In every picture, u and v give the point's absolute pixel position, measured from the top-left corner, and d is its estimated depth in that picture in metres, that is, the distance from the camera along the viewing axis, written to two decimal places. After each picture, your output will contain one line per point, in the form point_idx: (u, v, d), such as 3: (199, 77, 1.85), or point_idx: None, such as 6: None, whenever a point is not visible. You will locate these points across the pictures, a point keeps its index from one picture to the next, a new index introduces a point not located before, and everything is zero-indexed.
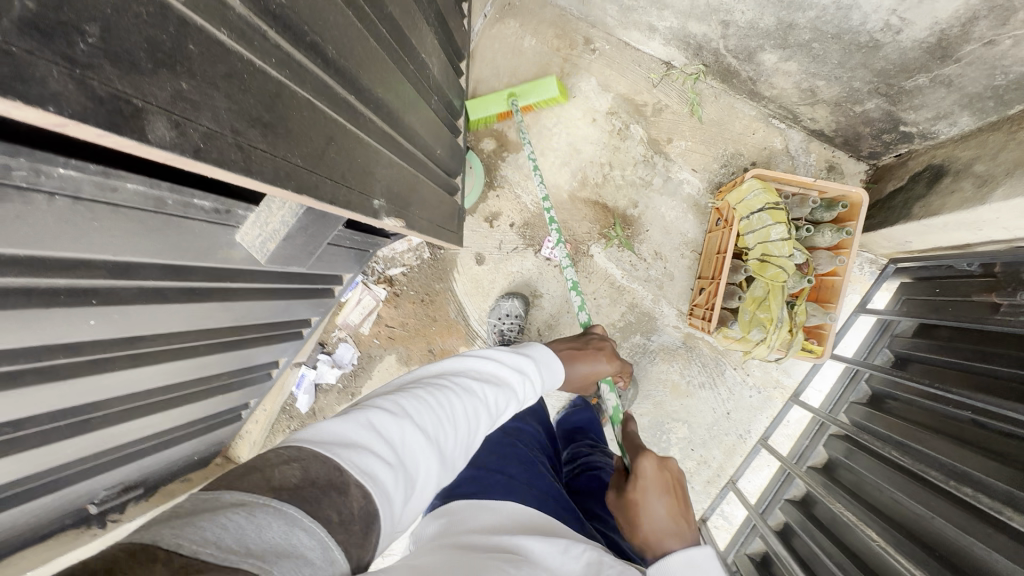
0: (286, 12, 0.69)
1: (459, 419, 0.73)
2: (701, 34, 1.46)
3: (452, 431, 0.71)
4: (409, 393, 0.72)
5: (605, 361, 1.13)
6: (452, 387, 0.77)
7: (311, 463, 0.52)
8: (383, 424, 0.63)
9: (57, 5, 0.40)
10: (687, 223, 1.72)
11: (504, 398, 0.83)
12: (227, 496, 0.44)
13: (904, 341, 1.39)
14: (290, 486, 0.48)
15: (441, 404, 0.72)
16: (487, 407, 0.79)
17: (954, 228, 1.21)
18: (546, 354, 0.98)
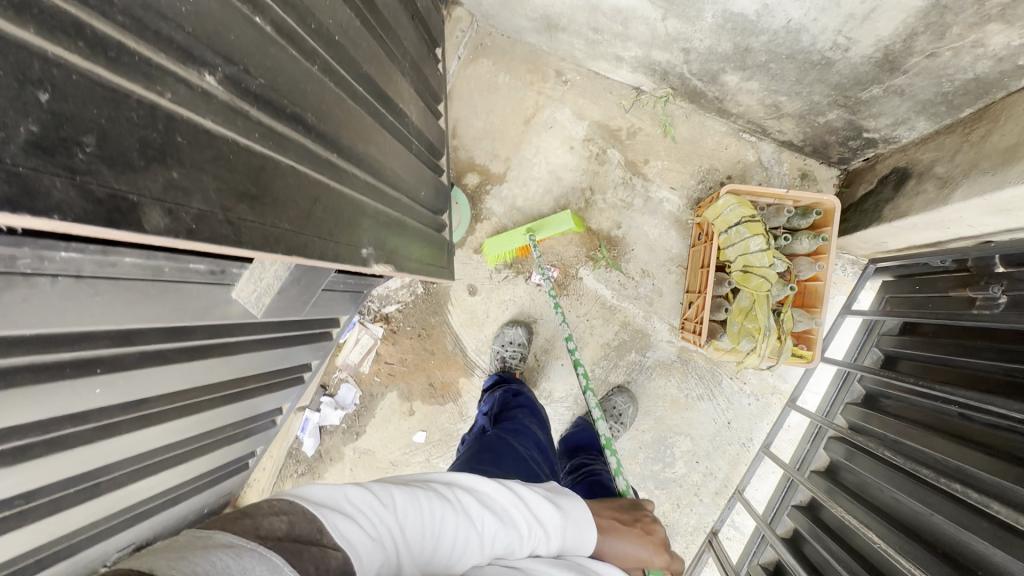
0: (266, 90, 0.74)
1: (444, 533, 0.73)
2: (665, 61, 1.53)
3: (433, 542, 0.72)
4: (410, 488, 0.78)
5: (651, 549, 0.87)
6: (454, 502, 0.78)
7: (298, 518, 0.63)
8: (367, 508, 0.71)
9: (57, 124, 0.44)
10: (670, 239, 1.77)
11: (507, 536, 0.76)
12: (220, 537, 0.54)
13: (891, 339, 1.42)
14: (275, 536, 0.59)
15: (431, 509, 0.75)
16: (482, 542, 0.75)
17: (924, 227, 1.25)
18: (579, 512, 0.85)
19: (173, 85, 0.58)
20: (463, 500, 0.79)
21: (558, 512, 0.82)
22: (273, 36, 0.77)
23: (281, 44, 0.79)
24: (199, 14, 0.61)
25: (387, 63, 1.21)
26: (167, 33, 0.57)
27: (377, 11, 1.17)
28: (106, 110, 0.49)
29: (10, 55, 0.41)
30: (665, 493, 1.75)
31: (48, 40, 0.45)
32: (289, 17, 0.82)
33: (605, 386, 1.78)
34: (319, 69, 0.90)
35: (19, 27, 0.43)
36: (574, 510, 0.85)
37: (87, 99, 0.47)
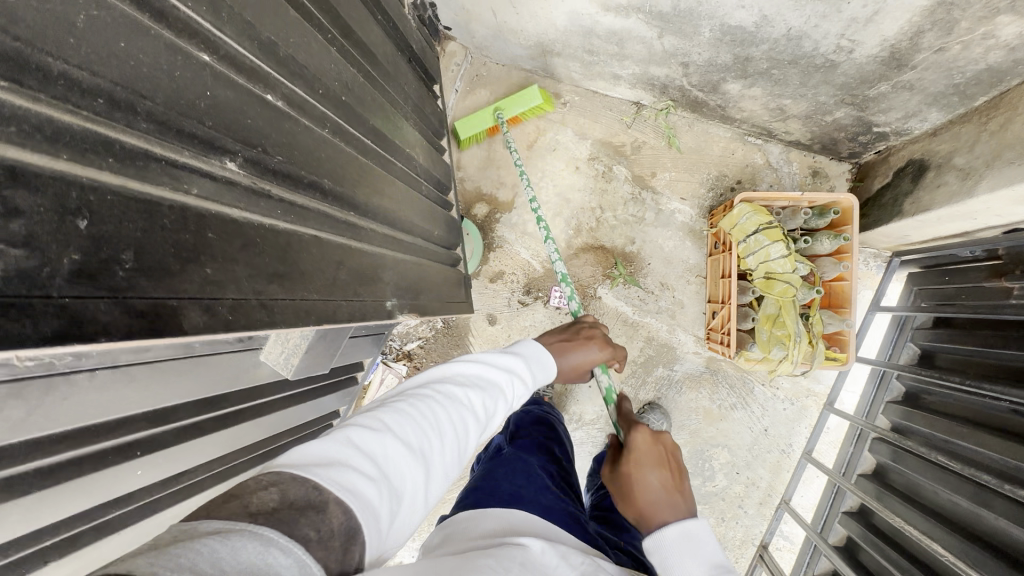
0: (284, 166, 0.74)
1: (445, 426, 0.69)
2: (664, 75, 1.53)
3: (438, 439, 0.67)
4: (390, 405, 0.68)
5: (598, 350, 1.08)
6: (436, 395, 0.73)
7: (289, 485, 0.48)
8: (362, 440, 0.59)
9: (97, 247, 0.45)
10: (686, 250, 1.75)
11: (493, 401, 0.79)
12: (206, 526, 0.39)
13: (926, 333, 1.39)
14: (267, 510, 0.43)
15: (424, 415, 0.68)
16: (476, 414, 0.75)
17: (949, 219, 1.23)
18: (536, 348, 0.95)
19: (199, 180, 0.58)
20: (442, 389, 0.74)
21: (524, 357, 0.90)
22: (285, 110, 0.77)
23: (293, 115, 0.79)
24: (218, 105, 0.62)
25: (392, 111, 1.22)
26: (192, 129, 0.58)
27: (376, 62, 1.18)
28: (140, 222, 0.49)
29: (50, 190, 0.42)
30: (708, 507, 1.71)
31: (82, 165, 0.45)
32: (298, 88, 0.82)
33: (635, 404, 1.75)
34: (329, 132, 0.91)
35: (54, 158, 0.43)
36: (534, 349, 0.95)
37: (123, 216, 0.47)
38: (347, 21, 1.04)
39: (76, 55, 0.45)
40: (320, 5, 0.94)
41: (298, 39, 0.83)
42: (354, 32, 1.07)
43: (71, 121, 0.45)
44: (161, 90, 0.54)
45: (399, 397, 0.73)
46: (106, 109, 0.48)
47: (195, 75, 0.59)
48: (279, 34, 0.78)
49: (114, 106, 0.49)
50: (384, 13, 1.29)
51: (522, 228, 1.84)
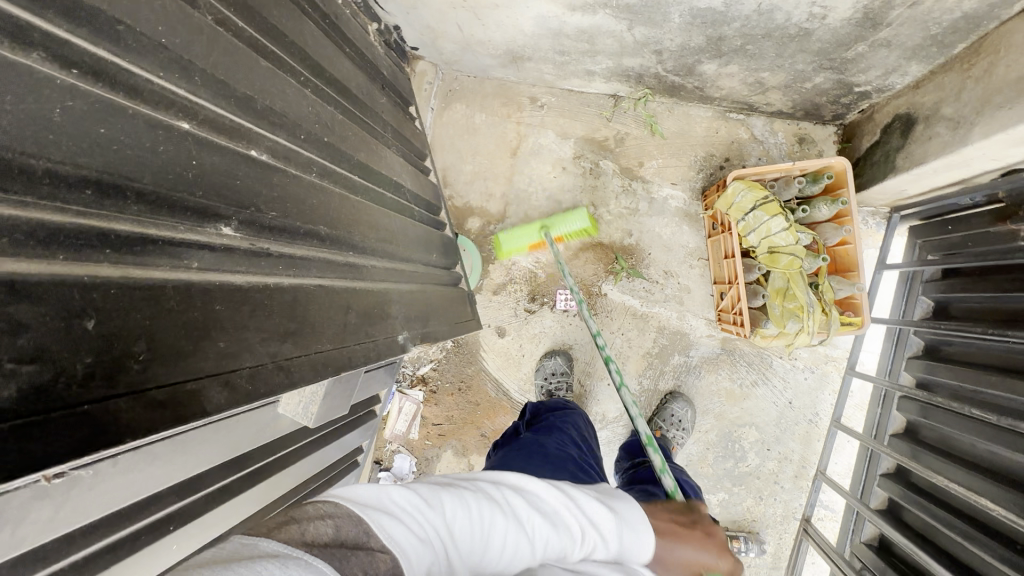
0: (280, 220, 0.73)
1: (501, 537, 0.60)
2: (638, 65, 1.52)
3: (489, 547, 0.59)
4: (456, 489, 0.63)
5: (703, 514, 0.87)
6: (506, 497, 0.65)
7: (345, 522, 0.50)
8: (419, 510, 0.57)
9: (108, 345, 0.43)
10: (684, 234, 1.74)
11: (564, 544, 0.63)
12: (266, 547, 0.43)
13: (936, 285, 1.39)
14: (321, 542, 0.46)
15: (481, 514, 0.60)
16: (535, 550, 0.61)
17: (946, 170, 1.22)
18: (636, 517, 0.72)
19: (197, 252, 0.57)
20: (516, 501, 0.65)
21: (614, 516, 0.69)
22: (271, 163, 0.76)
23: (279, 167, 0.78)
24: (205, 172, 0.60)
25: (374, 143, 1.20)
26: (184, 202, 0.56)
27: (351, 95, 1.16)
28: (147, 309, 0.48)
29: (52, 297, 0.40)
30: (745, 488, 1.70)
31: (80, 262, 0.44)
32: (280, 138, 0.81)
33: (656, 396, 1.74)
34: (317, 175, 0.89)
35: (50, 262, 0.42)
36: (631, 516, 0.72)
37: (129, 307, 0.46)
38: (316, 61, 1.03)
39: (57, 151, 0.44)
40: (288, 49, 0.92)
41: (272, 88, 0.82)
42: (325, 71, 1.05)
43: (62, 220, 0.43)
44: (147, 170, 0.52)
45: (471, 483, 0.67)
46: (95, 199, 0.46)
47: (178, 146, 0.57)
48: (253, 87, 0.76)
49: (103, 194, 0.47)
50: (351, 45, 1.27)
51: None
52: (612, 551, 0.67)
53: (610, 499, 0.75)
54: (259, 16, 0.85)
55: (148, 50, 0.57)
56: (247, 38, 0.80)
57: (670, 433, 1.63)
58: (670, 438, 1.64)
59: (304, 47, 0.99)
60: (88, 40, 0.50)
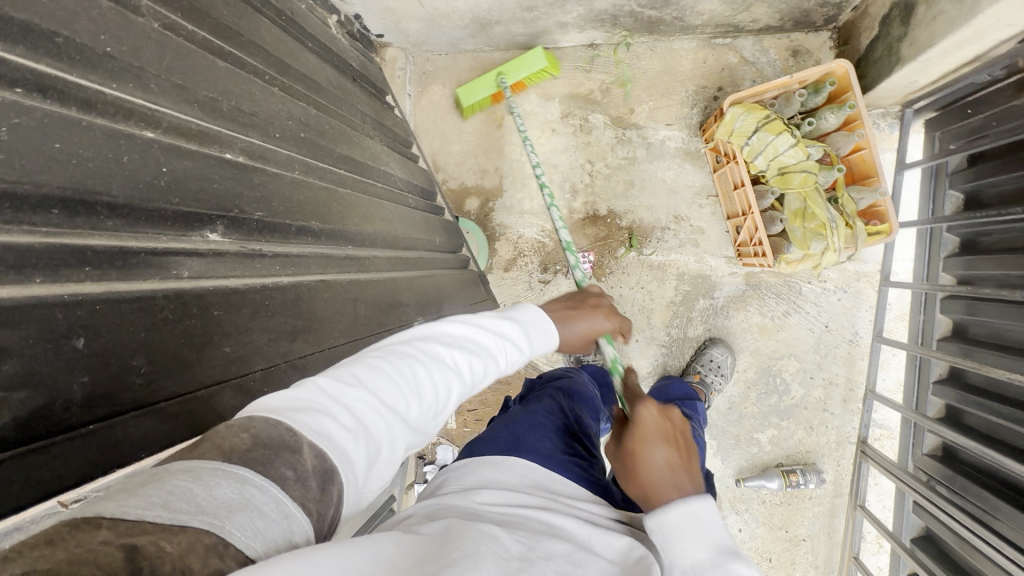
0: (268, 220, 0.70)
1: (427, 383, 0.57)
2: (611, 5, 1.45)
3: (417, 398, 0.55)
4: (367, 360, 0.56)
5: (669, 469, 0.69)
6: (417, 355, 0.60)
7: (263, 426, 0.40)
8: (337, 394, 0.48)
9: (104, 362, 0.41)
10: (689, 174, 1.68)
11: (482, 367, 0.66)
12: (176, 466, 0.35)
13: (964, 176, 1.31)
14: (241, 449, 0.37)
15: (403, 374, 0.55)
16: (462, 377, 0.62)
17: (957, 48, 1.14)
18: (534, 316, 0.77)
19: (186, 261, 0.55)
20: (426, 348, 0.61)
21: (515, 323, 0.73)
22: (248, 164, 0.73)
23: (258, 167, 0.76)
24: (178, 178, 0.58)
25: (354, 134, 1.17)
26: (161, 211, 0.54)
27: (322, 90, 1.13)
28: (142, 322, 0.45)
29: (36, 320, 0.38)
30: (794, 421, 1.66)
31: (59, 282, 0.42)
32: (254, 138, 0.78)
33: (688, 343, 1.69)
34: (300, 172, 0.87)
35: (28, 285, 0.40)
36: (526, 318, 0.77)
37: (119, 320, 0.43)
38: (280, 59, 0.99)
39: (15, 172, 0.41)
40: (248, 49, 0.89)
41: (238, 89, 0.79)
42: (291, 67, 1.02)
43: (36, 243, 0.41)
44: (115, 182, 0.49)
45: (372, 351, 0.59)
46: (64, 218, 0.44)
47: (144, 154, 0.55)
48: (216, 89, 0.74)
49: (72, 212, 0.45)
50: (313, 40, 1.24)
51: (519, 209, 1.79)
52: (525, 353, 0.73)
53: (505, 312, 0.76)
54: (209, 17, 0.82)
55: (97, 60, 0.55)
56: (202, 41, 0.77)
57: (708, 377, 1.59)
58: (709, 383, 1.59)
59: (264, 46, 0.96)
60: (29, 58, 0.48)
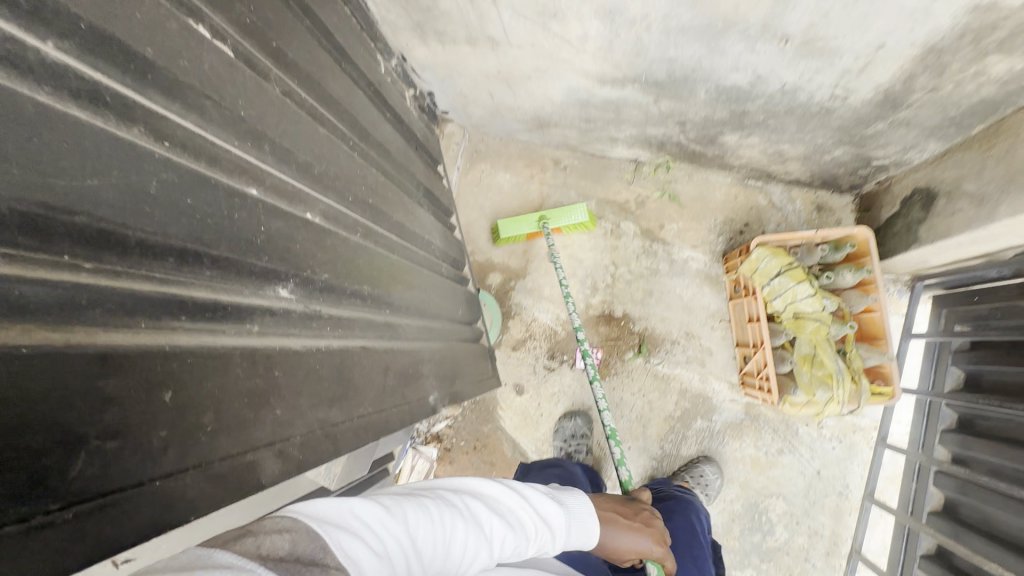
0: (330, 282, 0.74)
1: (456, 543, 0.66)
2: (661, 134, 1.58)
3: (443, 551, 0.65)
4: (418, 498, 0.67)
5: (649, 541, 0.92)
6: (461, 509, 0.71)
7: (301, 537, 0.50)
8: (374, 523, 0.58)
9: (180, 416, 0.42)
10: (705, 296, 1.75)
11: (511, 540, 0.73)
12: (218, 557, 0.42)
13: (966, 357, 1.37)
14: (277, 555, 0.46)
15: (440, 522, 0.66)
16: (493, 546, 0.71)
17: (970, 243, 1.24)
18: (580, 507, 0.86)
19: (258, 316, 0.57)
20: (472, 506, 0.72)
21: (563, 512, 0.83)
22: (323, 225, 0.78)
23: (330, 229, 0.80)
24: (270, 237, 0.61)
25: (409, 202, 1.24)
26: (251, 266, 0.57)
27: (391, 157, 1.21)
28: (218, 378, 0.47)
29: (138, 369, 0.39)
30: (774, 565, 1.62)
31: (161, 330, 0.44)
32: (331, 200, 0.83)
33: (680, 461, 1.68)
34: (361, 236, 0.92)
35: (135, 329, 0.41)
36: (578, 507, 0.86)
37: (198, 376, 0.45)
38: (364, 127, 1.07)
39: (150, 223, 0.44)
40: (342, 116, 0.97)
41: (328, 154, 0.85)
42: (371, 135, 1.10)
43: (149, 290, 0.44)
44: (223, 237, 0.53)
45: (425, 491, 0.71)
46: (175, 266, 0.47)
47: (248, 212, 0.59)
48: (312, 153, 0.80)
49: (184, 260, 0.48)
50: (391, 110, 1.34)
51: (538, 293, 1.84)
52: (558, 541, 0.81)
53: (558, 493, 0.87)
54: (319, 84, 0.89)
55: (230, 121, 0.60)
56: (309, 107, 0.84)
57: (695, 491, 1.56)
58: None
59: (355, 114, 1.04)
60: (180, 115, 0.53)
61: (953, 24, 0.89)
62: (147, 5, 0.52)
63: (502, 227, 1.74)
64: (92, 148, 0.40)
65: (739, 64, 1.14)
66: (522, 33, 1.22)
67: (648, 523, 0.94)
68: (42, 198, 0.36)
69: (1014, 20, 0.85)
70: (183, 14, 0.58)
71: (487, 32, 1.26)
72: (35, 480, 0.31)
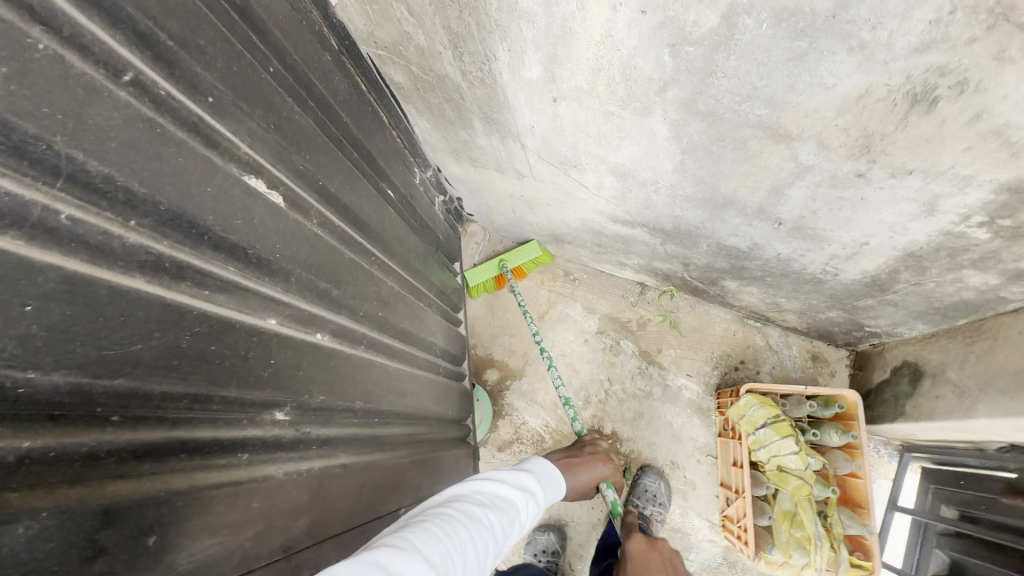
0: (325, 402, 0.80)
1: (466, 546, 0.77)
2: (666, 268, 1.68)
3: (459, 559, 0.74)
4: (418, 526, 0.75)
5: (603, 465, 1.49)
6: (459, 517, 0.82)
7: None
8: (393, 561, 0.64)
9: (160, 559, 0.47)
10: (694, 427, 1.77)
11: (506, 519, 0.91)
12: None
13: (949, 542, 1.32)
14: None
15: (449, 534, 0.76)
16: (494, 533, 0.86)
17: (953, 429, 1.26)
18: (543, 466, 1.16)
19: (250, 445, 0.64)
20: (465, 508, 0.86)
21: (529, 478, 1.07)
22: (329, 345, 0.85)
23: (337, 346, 0.88)
24: (278, 369, 0.69)
25: (418, 307, 1.32)
26: (254, 399, 0.64)
27: (409, 265, 1.31)
28: (198, 517, 0.52)
29: (133, 517, 0.45)
30: None
31: (161, 472, 0.50)
32: (343, 318, 0.91)
33: None
34: (365, 348, 0.99)
35: (140, 475, 0.48)
36: (538, 469, 1.14)
37: (184, 517, 0.51)
38: (388, 241, 1.18)
39: (176, 375, 0.52)
40: (368, 234, 1.08)
41: (349, 275, 0.95)
42: (393, 248, 1.20)
43: (156, 436, 0.51)
44: (235, 376, 0.60)
45: (420, 517, 0.80)
46: (188, 408, 0.54)
47: (263, 347, 0.66)
48: (334, 278, 0.89)
49: (196, 402, 0.55)
50: (418, 218, 1.47)
51: (532, 396, 1.88)
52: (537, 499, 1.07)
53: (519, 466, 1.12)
54: (354, 210, 1.01)
55: (265, 264, 0.70)
56: (339, 234, 0.95)
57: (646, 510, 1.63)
58: None
59: (381, 231, 1.15)
60: (224, 266, 0.63)
61: (929, 240, 0.97)
62: (218, 177, 0.63)
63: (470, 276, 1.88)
64: (142, 317, 0.48)
65: (738, 231, 1.24)
66: (545, 172, 1.35)
67: (595, 453, 1.53)
68: (94, 369, 0.44)
69: (984, 248, 0.93)
70: (245, 174, 0.69)
71: (514, 166, 1.40)
72: None
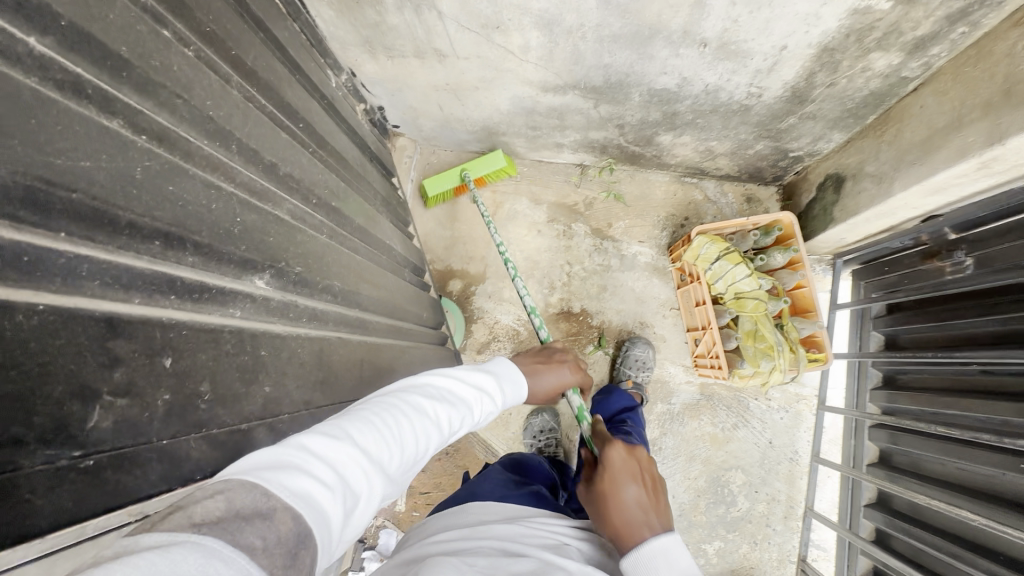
0: (305, 275, 0.76)
1: (409, 441, 0.65)
2: (603, 137, 1.69)
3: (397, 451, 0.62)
4: (360, 413, 0.64)
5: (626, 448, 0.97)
6: (405, 404, 0.70)
7: (239, 492, 0.41)
8: (320, 447, 0.52)
9: (182, 387, 0.48)
10: (655, 287, 1.87)
11: (459, 416, 0.79)
12: None
13: (884, 320, 1.55)
14: None
15: (388, 426, 0.63)
16: (442, 426, 0.74)
17: (875, 218, 1.41)
18: (506, 367, 0.99)
19: (240, 303, 0.60)
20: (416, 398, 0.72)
21: (492, 378, 0.91)
22: (292, 223, 0.80)
23: (299, 226, 0.83)
24: (246, 229, 0.64)
25: (368, 208, 1.27)
26: (230, 253, 0.59)
27: (348, 165, 1.24)
28: (211, 352, 0.53)
29: (141, 337, 0.45)
30: (739, 534, 1.75)
31: (153, 307, 0.47)
32: (297, 200, 0.85)
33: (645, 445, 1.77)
34: (327, 236, 0.94)
35: (129, 304, 0.45)
36: (497, 372, 0.95)
37: (195, 350, 0.50)
38: (321, 135, 1.10)
39: (138, 205, 0.47)
40: (299, 123, 0.99)
41: (292, 157, 0.88)
42: (328, 143, 1.13)
43: (142, 271, 0.47)
44: (204, 225, 0.55)
45: (367, 403, 0.68)
46: (161, 250, 0.49)
47: (226, 205, 0.61)
48: (277, 156, 0.82)
49: (169, 245, 0.50)
50: (344, 123, 1.38)
51: (498, 296, 1.90)
52: (497, 403, 0.91)
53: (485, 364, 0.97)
54: (277, 93, 0.92)
55: (200, 121, 0.63)
56: (268, 113, 0.87)
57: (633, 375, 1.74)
58: None
59: (312, 122, 1.06)
60: (153, 111, 0.55)
61: (839, 26, 1.04)
62: (119, 7, 0.54)
63: (429, 184, 1.77)
64: (81, 133, 0.43)
65: (666, 67, 1.27)
66: (467, 44, 1.29)
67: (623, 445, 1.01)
68: (41, 173, 0.38)
69: (886, 21, 1.01)
70: (151, 19, 0.60)
71: (434, 46, 1.32)
72: (59, 428, 0.37)
